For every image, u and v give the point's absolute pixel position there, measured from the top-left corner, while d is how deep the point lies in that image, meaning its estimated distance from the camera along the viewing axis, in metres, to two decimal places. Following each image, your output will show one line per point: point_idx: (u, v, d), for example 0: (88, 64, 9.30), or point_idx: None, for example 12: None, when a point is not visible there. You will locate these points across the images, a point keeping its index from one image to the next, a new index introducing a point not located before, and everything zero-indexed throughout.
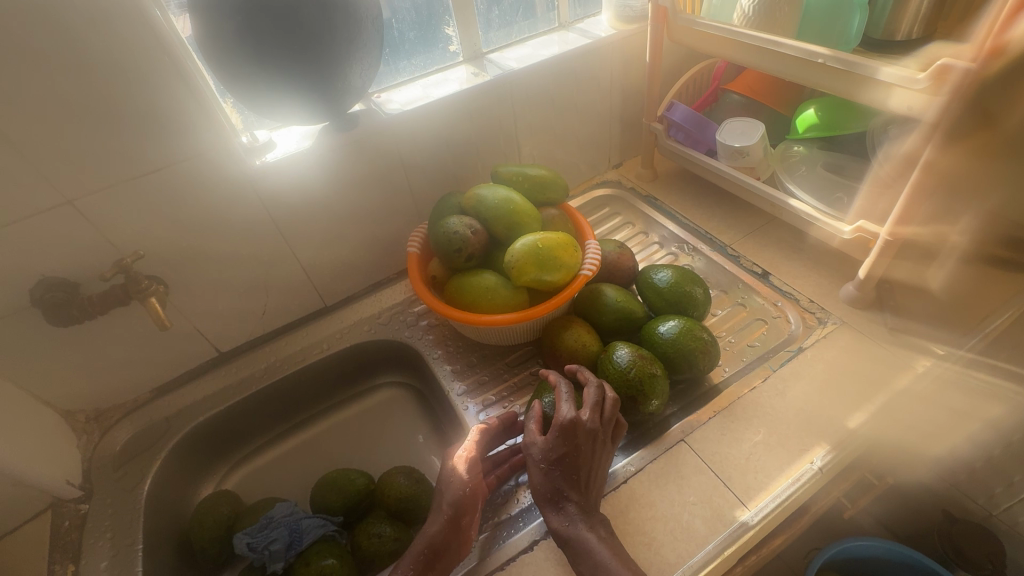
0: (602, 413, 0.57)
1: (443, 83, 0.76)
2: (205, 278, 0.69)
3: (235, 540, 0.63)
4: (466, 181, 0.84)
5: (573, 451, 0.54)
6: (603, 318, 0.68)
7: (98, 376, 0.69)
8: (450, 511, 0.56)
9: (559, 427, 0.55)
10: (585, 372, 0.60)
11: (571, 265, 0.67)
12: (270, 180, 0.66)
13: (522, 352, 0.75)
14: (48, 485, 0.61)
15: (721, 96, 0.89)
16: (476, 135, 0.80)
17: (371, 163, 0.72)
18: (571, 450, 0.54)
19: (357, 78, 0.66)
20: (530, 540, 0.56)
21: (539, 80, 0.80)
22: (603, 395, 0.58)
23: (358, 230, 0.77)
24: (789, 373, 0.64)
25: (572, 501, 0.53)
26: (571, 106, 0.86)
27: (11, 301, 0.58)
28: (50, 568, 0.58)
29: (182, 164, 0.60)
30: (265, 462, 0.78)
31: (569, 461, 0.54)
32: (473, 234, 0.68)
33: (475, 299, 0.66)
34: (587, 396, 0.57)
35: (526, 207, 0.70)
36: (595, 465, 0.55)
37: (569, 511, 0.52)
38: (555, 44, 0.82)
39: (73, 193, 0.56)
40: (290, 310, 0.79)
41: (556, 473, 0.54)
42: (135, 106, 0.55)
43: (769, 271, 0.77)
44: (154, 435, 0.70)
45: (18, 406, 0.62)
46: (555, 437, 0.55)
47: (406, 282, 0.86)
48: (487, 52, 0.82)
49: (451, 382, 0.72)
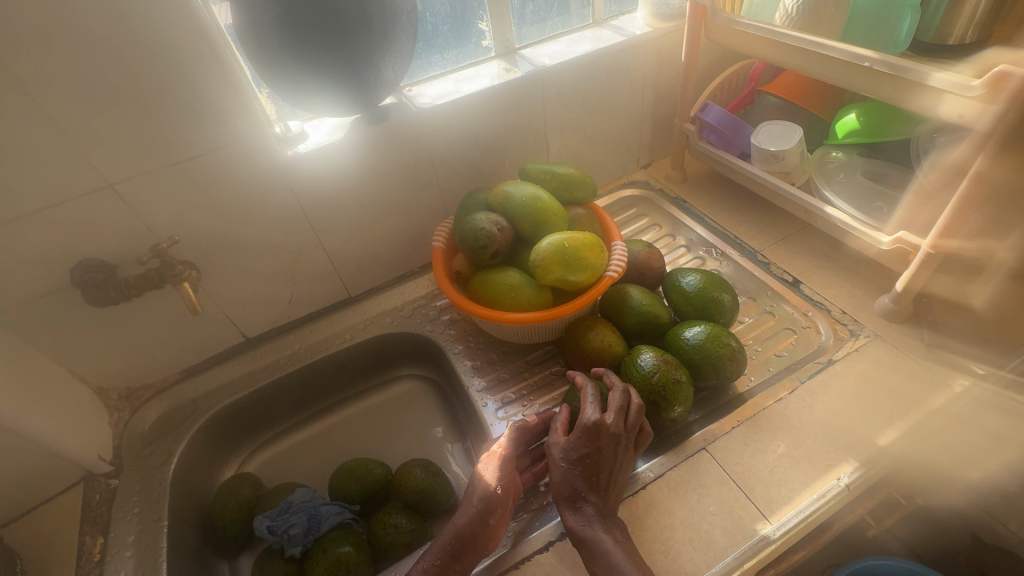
0: (627, 417, 0.56)
1: (474, 79, 0.76)
2: (235, 264, 0.70)
3: (256, 522, 0.64)
4: (493, 177, 0.83)
5: (595, 452, 0.54)
6: (628, 320, 0.68)
7: (131, 355, 0.71)
8: (482, 504, 0.56)
9: (583, 428, 0.55)
10: (611, 375, 0.60)
11: (597, 266, 0.66)
12: (301, 171, 0.67)
13: (543, 351, 0.74)
14: (82, 458, 0.63)
15: (758, 98, 0.86)
16: (505, 132, 0.79)
17: (400, 156, 0.73)
18: (593, 451, 0.54)
19: (390, 72, 0.67)
20: (546, 541, 0.55)
21: (571, 77, 0.79)
22: (629, 400, 0.57)
23: (384, 222, 0.78)
24: (818, 386, 0.63)
25: (589, 501, 0.52)
26: (602, 104, 0.85)
27: (53, 279, 0.60)
28: (80, 539, 0.60)
29: (217, 152, 0.61)
30: (286, 448, 0.79)
31: (588, 462, 0.54)
32: (499, 232, 0.67)
33: (499, 297, 0.66)
34: (612, 399, 0.57)
35: (553, 206, 0.70)
36: (616, 468, 0.55)
37: (586, 512, 0.52)
38: (589, 41, 0.81)
39: (113, 176, 0.57)
40: (316, 299, 0.80)
41: (576, 473, 0.54)
42: (175, 93, 0.56)
43: (800, 280, 0.75)
44: (181, 416, 0.72)
45: (55, 381, 0.64)
46: (579, 437, 0.55)
47: (430, 276, 0.86)
48: (519, 48, 0.82)
49: (471, 378, 0.72)
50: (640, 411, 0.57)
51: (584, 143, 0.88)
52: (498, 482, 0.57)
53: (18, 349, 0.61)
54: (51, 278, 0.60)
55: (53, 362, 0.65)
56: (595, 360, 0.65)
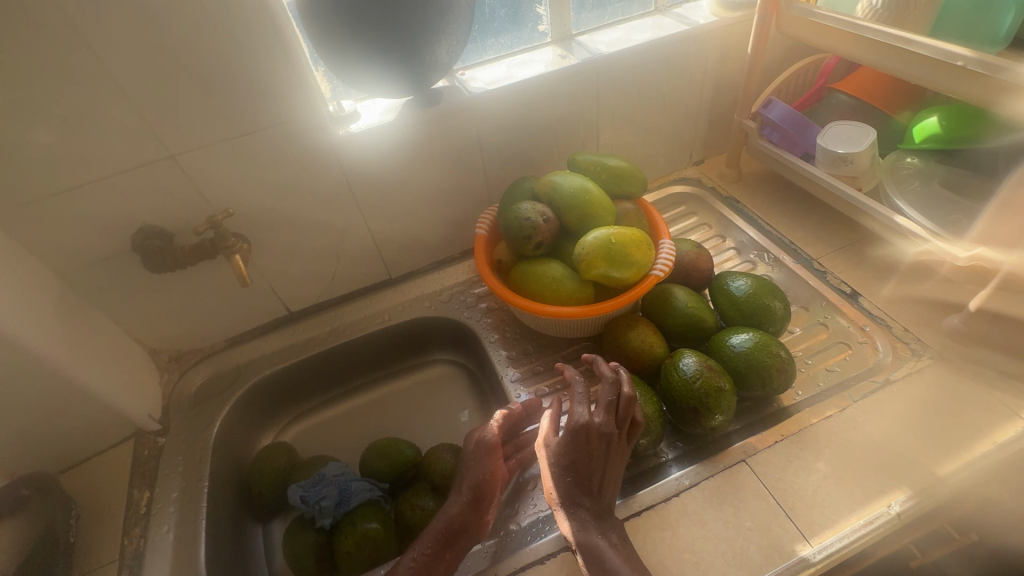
0: (617, 412, 0.53)
1: (528, 64, 0.74)
2: (283, 239, 0.72)
3: (290, 491, 0.66)
4: (540, 166, 0.82)
5: (584, 456, 0.52)
6: (671, 321, 0.65)
7: (182, 321, 0.74)
8: (471, 493, 0.56)
9: (572, 430, 0.53)
10: (602, 364, 0.57)
11: (643, 264, 0.64)
12: (352, 151, 0.67)
13: (580, 346, 0.73)
14: (134, 415, 0.66)
15: (827, 96, 0.81)
16: (556, 120, 0.77)
17: (449, 140, 0.72)
18: (583, 454, 0.52)
19: (444, 54, 0.67)
20: (547, 552, 0.54)
21: (628, 66, 0.76)
22: (620, 392, 0.54)
23: (428, 206, 0.78)
24: (872, 406, 0.59)
25: (584, 506, 0.51)
26: (658, 96, 0.82)
27: (115, 243, 0.63)
28: (130, 491, 0.63)
29: (273, 128, 0.62)
30: (320, 421, 0.81)
31: (578, 465, 0.52)
32: (545, 223, 0.66)
33: (540, 289, 0.65)
34: (601, 395, 0.54)
35: (601, 200, 0.68)
36: (607, 469, 0.52)
37: (581, 516, 0.50)
38: (650, 29, 0.78)
39: (175, 147, 0.59)
40: (357, 278, 0.81)
41: (567, 477, 0.52)
42: (237, 69, 0.57)
43: (859, 292, 0.71)
44: (225, 382, 0.75)
45: (113, 340, 0.68)
46: (567, 439, 0.53)
47: (470, 263, 0.86)
48: (576, 34, 0.80)
49: (506, 368, 0.72)
50: (631, 404, 0.53)
51: (636, 136, 0.85)
52: (486, 473, 0.57)
53: (82, 307, 0.64)
54: (113, 241, 0.63)
55: (112, 322, 0.69)
56: (634, 360, 0.63)
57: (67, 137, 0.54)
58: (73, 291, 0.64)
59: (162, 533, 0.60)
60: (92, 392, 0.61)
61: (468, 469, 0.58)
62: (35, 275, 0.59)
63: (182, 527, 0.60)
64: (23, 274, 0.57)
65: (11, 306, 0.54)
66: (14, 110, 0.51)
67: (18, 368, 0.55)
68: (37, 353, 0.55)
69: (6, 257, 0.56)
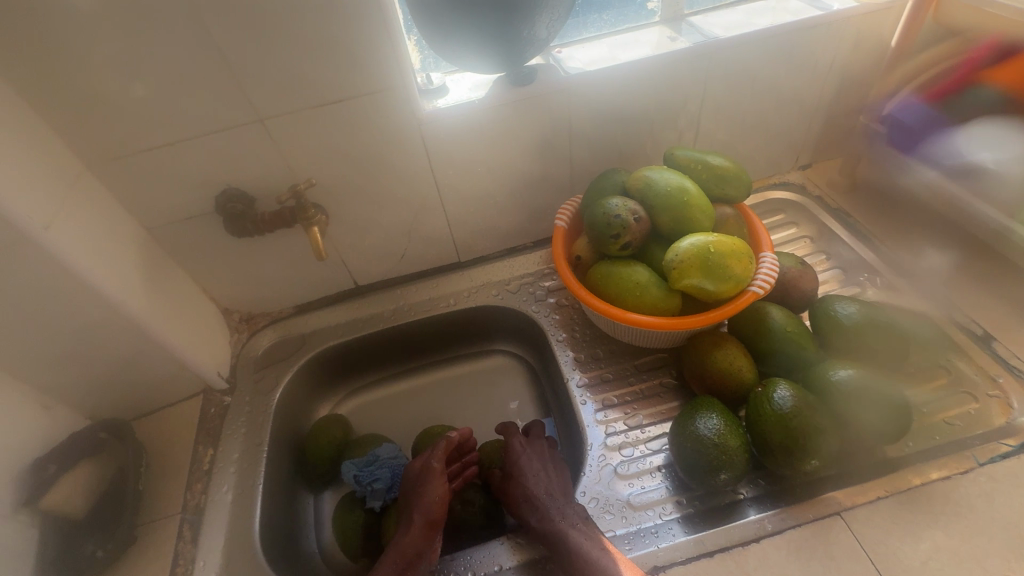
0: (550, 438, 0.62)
1: (632, 45, 0.68)
2: (359, 212, 0.70)
3: (344, 467, 0.65)
4: (629, 158, 0.76)
5: (543, 466, 0.58)
6: (765, 344, 0.59)
7: (255, 284, 0.74)
8: (425, 520, 0.55)
9: (522, 448, 0.60)
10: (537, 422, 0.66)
11: (741, 279, 0.58)
12: (437, 127, 0.64)
13: (654, 357, 0.68)
14: (204, 372, 0.68)
15: (972, 90, 0.68)
16: (655, 109, 0.71)
17: (538, 123, 0.68)
18: (539, 465, 0.58)
19: (542, 30, 0.63)
20: None
21: (745, 54, 0.68)
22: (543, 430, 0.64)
23: (506, 190, 0.74)
24: (1001, 474, 0.51)
25: (560, 503, 0.54)
26: (773, 90, 0.73)
27: (199, 202, 0.63)
28: (194, 447, 0.65)
29: (361, 98, 0.60)
30: (375, 399, 0.80)
31: (514, 467, 0.59)
32: (636, 222, 0.60)
33: (622, 294, 0.60)
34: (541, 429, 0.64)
35: (700, 202, 0.61)
36: (550, 472, 0.58)
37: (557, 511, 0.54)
38: (774, 13, 0.70)
39: (265, 111, 0.58)
40: (426, 258, 0.79)
41: (535, 487, 0.56)
42: (332, 35, 0.54)
43: (993, 336, 0.61)
44: (291, 348, 0.76)
45: (190, 297, 0.69)
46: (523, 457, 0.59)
47: (541, 253, 0.82)
48: (688, 14, 0.72)
49: (572, 371, 0.68)
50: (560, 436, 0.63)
51: (740, 132, 0.77)
52: (439, 497, 0.56)
53: (165, 263, 0.66)
54: (198, 200, 0.63)
55: (190, 279, 0.70)
56: (719, 382, 0.58)
57: (164, 94, 0.54)
58: (158, 246, 0.65)
59: (221, 492, 0.61)
60: (168, 347, 0.63)
61: (420, 496, 0.57)
62: (125, 228, 0.60)
63: (241, 489, 0.61)
64: (115, 226, 0.59)
65: (102, 258, 0.55)
66: (117, 63, 0.51)
67: (104, 318, 0.57)
68: (122, 306, 0.57)
69: (100, 208, 0.57)
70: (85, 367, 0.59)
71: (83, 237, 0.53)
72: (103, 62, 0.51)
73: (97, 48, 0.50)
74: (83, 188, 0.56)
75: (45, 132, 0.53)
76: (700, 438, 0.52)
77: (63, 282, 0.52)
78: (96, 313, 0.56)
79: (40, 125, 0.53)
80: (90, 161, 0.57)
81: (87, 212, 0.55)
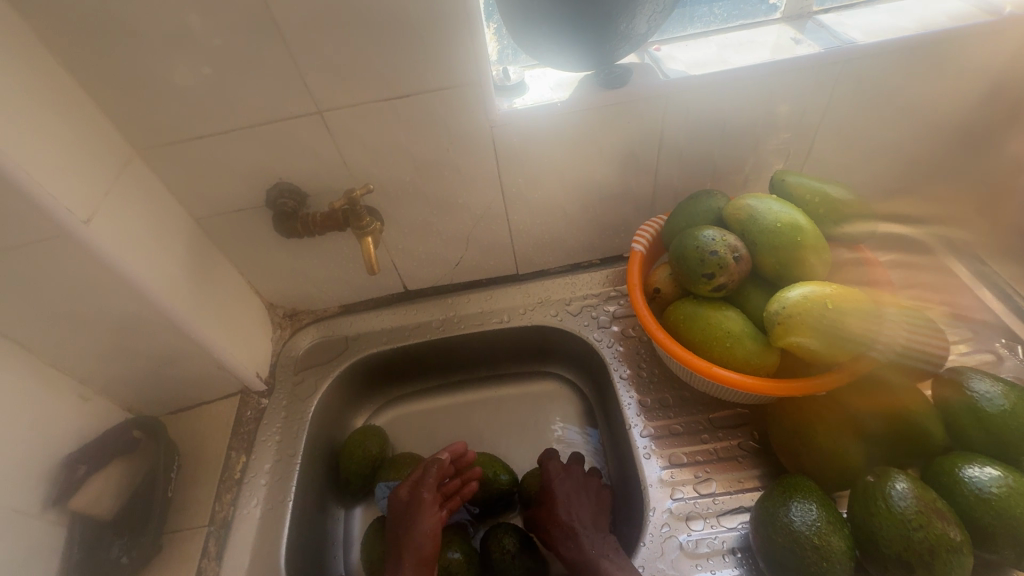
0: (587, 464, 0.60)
1: (747, 46, 0.58)
2: (415, 216, 0.64)
3: (378, 491, 0.63)
4: (723, 176, 0.66)
5: (581, 491, 0.57)
6: (878, 421, 0.49)
7: (301, 281, 0.70)
8: (416, 556, 0.51)
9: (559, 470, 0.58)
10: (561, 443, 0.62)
11: (860, 342, 0.48)
12: (510, 129, 0.57)
13: (732, 412, 0.59)
14: (242, 373, 0.64)
15: None
16: (764, 123, 0.61)
17: (624, 131, 0.59)
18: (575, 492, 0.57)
19: (642, 24, 0.54)
20: None
21: (884, 64, 0.57)
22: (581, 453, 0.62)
23: (578, 202, 0.66)
24: None
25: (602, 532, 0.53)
26: (913, 110, 0.61)
27: (249, 195, 0.59)
28: (228, 453, 0.62)
29: (430, 94, 0.53)
30: (412, 411, 0.74)
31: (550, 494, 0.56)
32: (735, 261, 0.51)
33: (709, 343, 0.52)
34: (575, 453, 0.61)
35: (814, 243, 0.52)
36: (579, 499, 0.56)
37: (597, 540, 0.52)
38: (925, 16, 0.58)
39: (324, 104, 0.53)
40: (481, 268, 0.73)
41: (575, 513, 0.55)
42: (404, 23, 0.48)
43: None
44: (332, 351, 0.71)
45: (234, 291, 0.65)
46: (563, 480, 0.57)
47: (608, 272, 0.74)
48: (817, 11, 0.62)
49: (635, 416, 0.60)
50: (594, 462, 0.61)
51: (861, 156, 0.65)
52: (431, 532, 0.53)
53: (211, 256, 0.62)
54: (248, 194, 0.59)
55: (236, 271, 0.67)
56: (815, 459, 0.49)
57: (219, 80, 0.49)
58: (205, 238, 0.62)
59: (250, 506, 0.58)
60: (208, 347, 0.59)
61: (409, 529, 0.53)
62: (172, 219, 0.57)
63: (270, 505, 0.58)
64: (161, 217, 0.55)
65: (145, 254, 0.51)
66: (172, 43, 0.47)
67: (144, 317, 0.53)
68: (164, 306, 0.53)
69: (148, 197, 0.54)
70: (123, 362, 0.57)
71: (127, 231, 0.49)
72: (158, 42, 0.46)
73: (152, 26, 0.45)
74: (131, 176, 0.52)
75: (96, 114, 0.50)
76: (794, 532, 0.44)
77: (102, 280, 0.49)
78: (135, 313, 0.52)
79: (92, 106, 0.49)
80: (141, 146, 0.53)
81: (134, 203, 0.52)
